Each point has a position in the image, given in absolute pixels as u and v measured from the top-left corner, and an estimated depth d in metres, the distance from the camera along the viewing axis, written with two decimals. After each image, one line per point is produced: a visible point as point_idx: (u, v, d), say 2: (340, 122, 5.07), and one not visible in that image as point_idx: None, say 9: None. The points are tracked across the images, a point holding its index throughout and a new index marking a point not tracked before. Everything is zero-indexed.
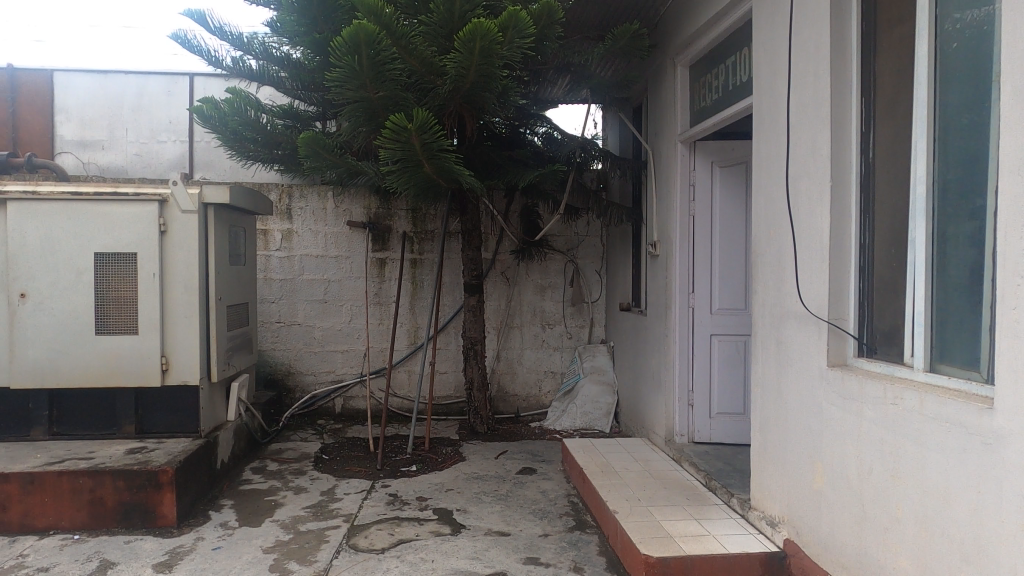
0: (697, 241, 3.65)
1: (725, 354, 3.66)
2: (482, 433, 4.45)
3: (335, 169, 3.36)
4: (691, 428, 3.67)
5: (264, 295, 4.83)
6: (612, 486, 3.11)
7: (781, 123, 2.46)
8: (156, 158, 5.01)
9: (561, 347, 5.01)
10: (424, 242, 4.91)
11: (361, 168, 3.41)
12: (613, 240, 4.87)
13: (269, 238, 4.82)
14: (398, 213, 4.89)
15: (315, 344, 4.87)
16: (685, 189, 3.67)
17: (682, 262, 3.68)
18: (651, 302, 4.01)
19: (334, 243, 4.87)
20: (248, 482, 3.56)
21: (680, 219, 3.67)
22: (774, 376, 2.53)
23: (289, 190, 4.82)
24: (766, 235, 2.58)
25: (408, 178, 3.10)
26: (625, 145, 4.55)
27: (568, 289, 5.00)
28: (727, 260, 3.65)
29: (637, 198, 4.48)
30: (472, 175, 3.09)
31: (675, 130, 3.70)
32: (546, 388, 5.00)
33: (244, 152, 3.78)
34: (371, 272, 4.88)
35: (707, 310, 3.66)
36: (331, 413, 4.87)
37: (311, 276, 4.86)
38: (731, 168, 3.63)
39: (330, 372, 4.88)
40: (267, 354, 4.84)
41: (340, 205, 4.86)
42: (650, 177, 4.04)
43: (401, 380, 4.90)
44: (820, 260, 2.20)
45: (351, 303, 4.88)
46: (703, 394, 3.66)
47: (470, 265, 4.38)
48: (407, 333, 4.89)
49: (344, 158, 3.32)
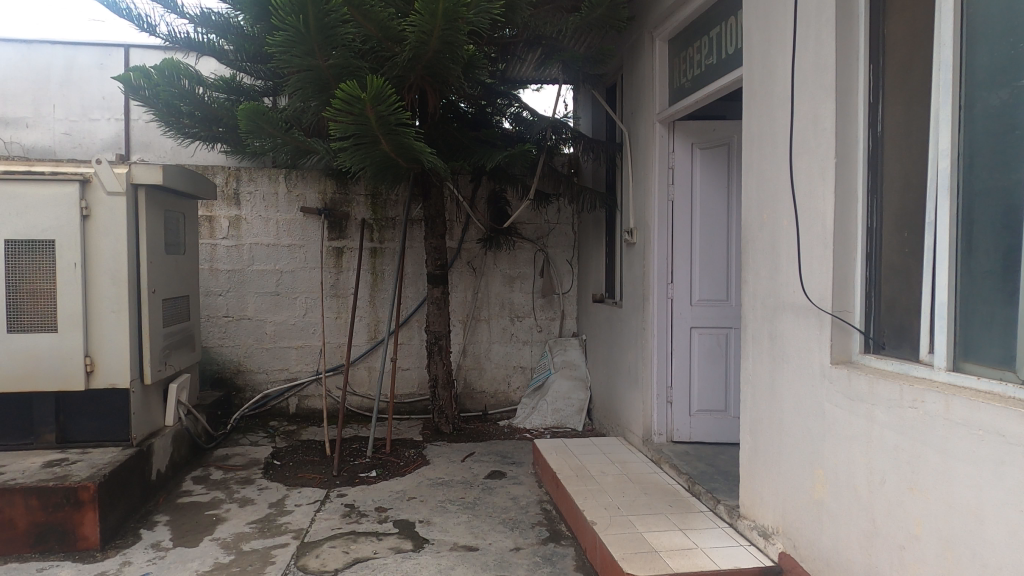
0: (677, 227, 3.43)
1: (706, 348, 3.45)
2: (447, 434, 4.17)
3: (281, 147, 3.03)
4: (670, 427, 3.46)
5: (209, 287, 4.46)
6: (588, 493, 2.87)
7: (775, 95, 2.23)
8: (88, 137, 4.57)
9: (531, 341, 4.76)
10: (385, 230, 4.60)
11: (311, 146, 3.09)
12: (585, 227, 4.63)
13: (215, 225, 4.44)
14: (357, 198, 4.57)
15: (267, 339, 4.53)
16: (665, 173, 3.43)
17: (660, 250, 3.45)
18: (626, 293, 3.78)
19: (287, 230, 4.52)
20: (188, 493, 3.22)
21: (659, 204, 3.43)
22: (767, 373, 2.31)
23: (237, 173, 4.45)
24: (758, 219, 2.35)
25: (364, 157, 2.79)
26: (598, 127, 4.29)
27: (538, 280, 4.75)
28: (708, 248, 3.43)
29: (611, 183, 4.24)
30: (436, 155, 2.79)
31: (653, 109, 3.46)
32: (515, 384, 4.75)
33: (182, 128, 3.41)
34: (327, 262, 4.55)
35: (687, 301, 3.44)
36: (285, 414, 4.54)
37: (261, 267, 4.50)
38: (713, 150, 3.41)
39: (283, 370, 4.54)
40: (214, 351, 4.48)
41: (293, 190, 4.51)
42: (626, 160, 3.80)
43: (361, 378, 4.59)
44: (822, 247, 1.98)
45: (305, 295, 4.54)
46: (683, 390, 3.45)
47: (434, 255, 4.09)
48: (367, 327, 4.58)
49: (292, 134, 2.99)
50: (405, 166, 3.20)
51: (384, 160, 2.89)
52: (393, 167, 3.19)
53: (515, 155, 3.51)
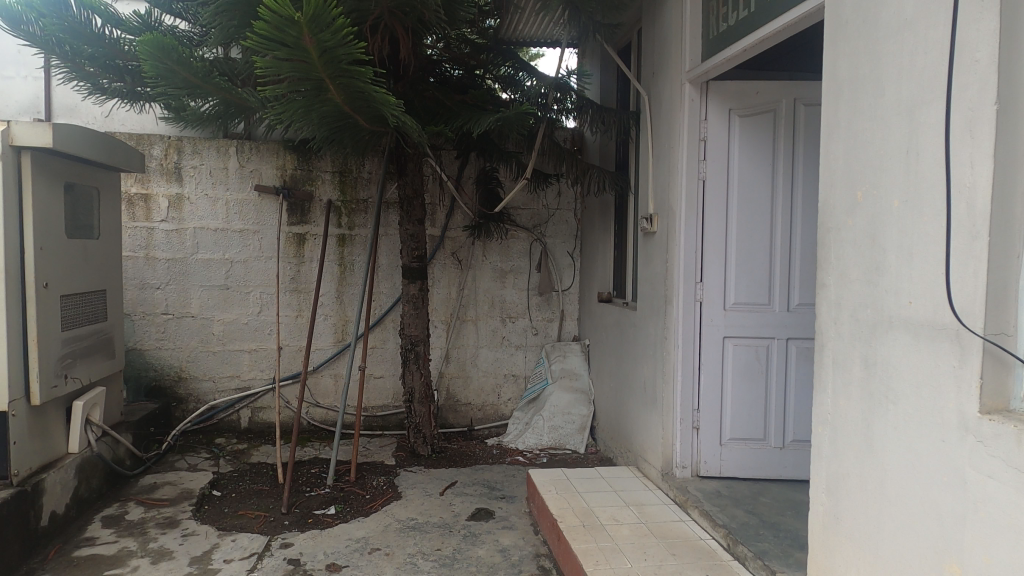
0: (708, 213, 2.77)
1: (742, 362, 2.79)
2: (425, 458, 3.51)
3: (202, 96, 2.37)
4: (695, 459, 2.82)
5: (145, 279, 3.76)
6: (599, 553, 2.22)
7: (883, 21, 1.57)
8: (2, 98, 3.80)
9: (525, 345, 4.09)
10: (356, 214, 3.92)
11: (242, 97, 2.42)
12: (591, 213, 3.96)
13: (152, 205, 3.74)
14: (322, 176, 3.88)
15: (214, 342, 3.84)
16: (695, 145, 2.77)
17: (688, 241, 2.79)
18: (642, 293, 3.12)
19: (238, 213, 3.82)
20: (91, 541, 2.54)
21: (687, 184, 2.77)
22: (858, 415, 1.66)
23: (179, 143, 3.75)
24: (847, 202, 1.70)
25: (311, 107, 2.12)
26: (608, 93, 3.62)
27: (535, 274, 4.08)
28: (747, 239, 2.77)
29: (623, 160, 3.58)
30: (404, 109, 2.12)
31: (681, 67, 2.79)
32: (505, 395, 4.09)
33: (96, 83, 2.78)
34: (287, 251, 3.86)
35: (720, 304, 2.79)
36: (235, 429, 3.87)
37: (208, 255, 3.81)
38: (755, 117, 2.75)
39: (234, 377, 3.86)
40: (150, 354, 3.79)
41: (246, 166, 3.82)
42: (644, 132, 3.13)
43: (325, 388, 3.92)
44: (970, 240, 1.32)
45: (259, 290, 3.85)
46: (711, 415, 2.81)
47: (410, 243, 3.40)
48: (332, 328, 3.91)
49: (213, 80, 2.32)
50: (368, 128, 2.52)
51: (334, 115, 2.21)
52: (350, 129, 2.51)
53: (510, 119, 2.81)
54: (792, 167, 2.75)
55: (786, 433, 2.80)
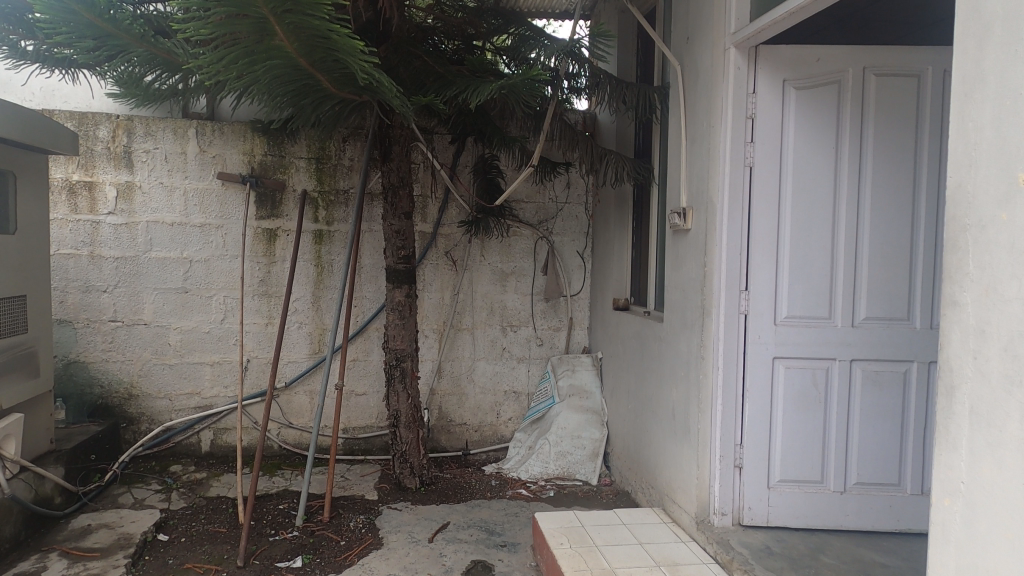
0: (756, 207, 2.28)
1: (795, 389, 2.30)
2: (412, 491, 3.01)
3: (113, 44, 1.92)
4: (737, 505, 2.33)
5: (90, 281, 3.24)
6: None
7: None
8: None
9: (528, 357, 3.60)
10: (335, 208, 3.42)
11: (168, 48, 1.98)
12: (604, 208, 3.47)
13: (98, 195, 3.22)
14: (296, 163, 3.38)
15: (171, 354, 3.33)
16: (741, 125, 2.27)
17: (731, 241, 2.29)
18: (670, 303, 2.63)
19: (198, 204, 3.31)
20: None
21: (731, 171, 2.27)
22: (1017, 494, 1.16)
23: (129, 123, 3.23)
24: (1001, 191, 1.19)
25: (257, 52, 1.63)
26: (627, 70, 3.13)
27: (540, 276, 3.58)
28: (803, 239, 2.28)
29: (644, 146, 3.08)
30: (377, 64, 1.64)
31: (724, 29, 2.29)
32: (505, 414, 3.60)
33: (9, 42, 2.32)
34: (254, 248, 3.36)
35: (768, 318, 2.30)
36: (194, 454, 3.37)
37: (163, 254, 3.30)
38: (816, 90, 2.26)
39: (193, 395, 3.36)
40: (96, 368, 3.28)
41: (206, 151, 3.31)
42: (674, 110, 2.63)
43: (300, 406, 3.43)
44: None
45: (223, 293, 3.34)
46: (756, 451, 2.32)
47: (395, 242, 2.88)
48: (308, 337, 3.41)
49: (128, 26, 1.87)
50: (337, 95, 2.04)
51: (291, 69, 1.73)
52: (313, 94, 2.02)
53: (515, 86, 2.30)
54: (859, 151, 2.25)
55: (847, 475, 2.31)
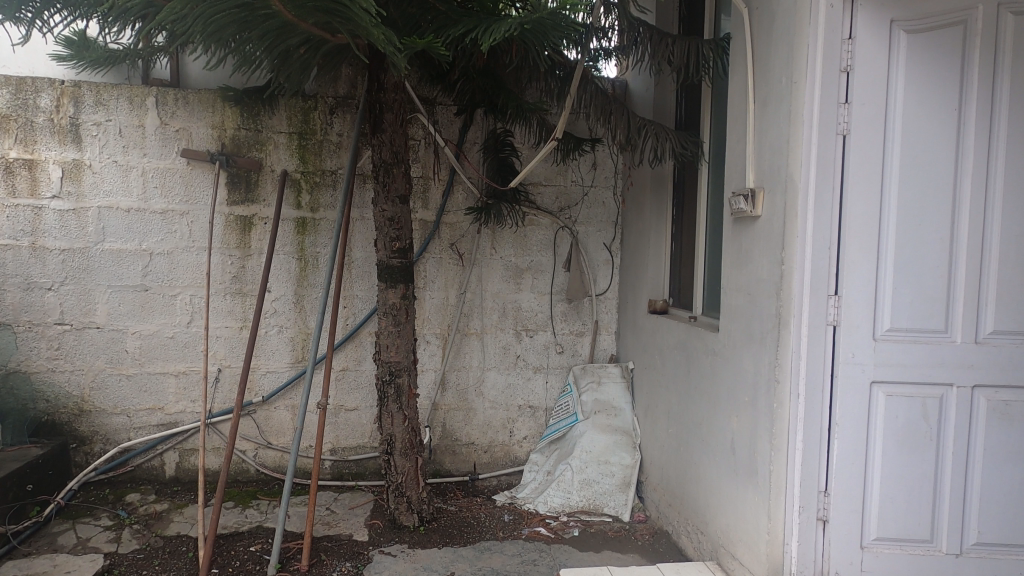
0: (850, 186, 1.76)
1: (899, 423, 1.79)
2: (409, 530, 2.51)
3: None
4: (821, 569, 1.83)
5: (32, 277, 2.75)
6: None
7: None
8: None
9: (546, 366, 3.09)
10: (321, 191, 2.92)
11: None
12: (637, 192, 2.95)
13: (40, 175, 2.72)
14: (275, 138, 2.87)
15: (129, 363, 2.85)
16: (832, 79, 1.76)
17: (818, 230, 1.78)
18: (728, 309, 2.11)
19: (159, 186, 2.81)
20: None
21: (820, 140, 1.76)
22: None
23: (76, 90, 2.73)
24: None
25: None
26: (668, 26, 2.61)
27: (561, 272, 3.07)
28: (913, 230, 1.76)
29: (689, 118, 2.56)
30: None
31: None
32: (520, 432, 3.10)
33: None
34: (226, 239, 2.86)
35: (866, 331, 1.78)
36: (157, 479, 2.89)
37: (118, 245, 2.80)
38: (932, 35, 1.74)
39: (155, 411, 2.88)
40: (41, 380, 2.79)
41: (169, 124, 2.81)
42: (734, 67, 2.10)
43: (280, 423, 2.95)
44: None
45: (189, 292, 2.85)
46: (847, 501, 1.82)
47: (389, 231, 2.37)
48: (289, 344, 2.93)
49: None
50: (296, 22, 1.77)
51: None
52: (257, 8, 1.65)
53: (541, 21, 1.79)
54: (990, 114, 1.73)
55: (965, 534, 1.80)
